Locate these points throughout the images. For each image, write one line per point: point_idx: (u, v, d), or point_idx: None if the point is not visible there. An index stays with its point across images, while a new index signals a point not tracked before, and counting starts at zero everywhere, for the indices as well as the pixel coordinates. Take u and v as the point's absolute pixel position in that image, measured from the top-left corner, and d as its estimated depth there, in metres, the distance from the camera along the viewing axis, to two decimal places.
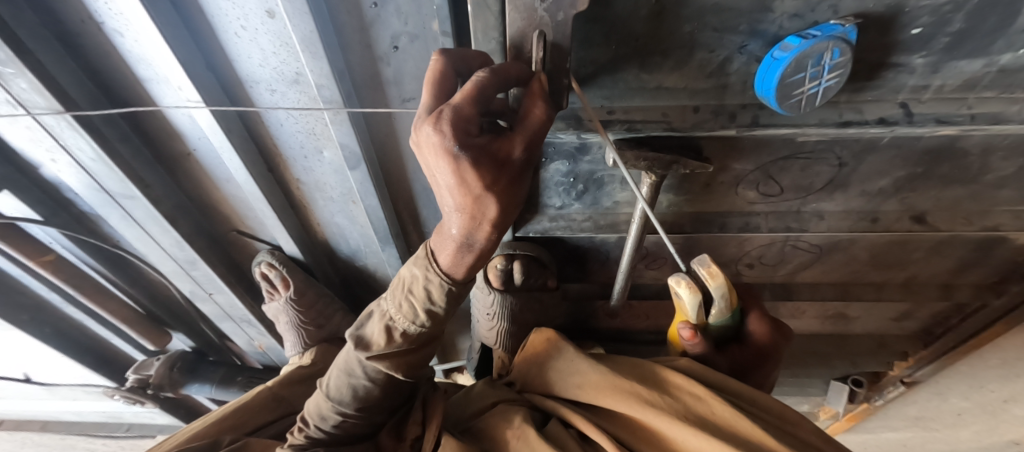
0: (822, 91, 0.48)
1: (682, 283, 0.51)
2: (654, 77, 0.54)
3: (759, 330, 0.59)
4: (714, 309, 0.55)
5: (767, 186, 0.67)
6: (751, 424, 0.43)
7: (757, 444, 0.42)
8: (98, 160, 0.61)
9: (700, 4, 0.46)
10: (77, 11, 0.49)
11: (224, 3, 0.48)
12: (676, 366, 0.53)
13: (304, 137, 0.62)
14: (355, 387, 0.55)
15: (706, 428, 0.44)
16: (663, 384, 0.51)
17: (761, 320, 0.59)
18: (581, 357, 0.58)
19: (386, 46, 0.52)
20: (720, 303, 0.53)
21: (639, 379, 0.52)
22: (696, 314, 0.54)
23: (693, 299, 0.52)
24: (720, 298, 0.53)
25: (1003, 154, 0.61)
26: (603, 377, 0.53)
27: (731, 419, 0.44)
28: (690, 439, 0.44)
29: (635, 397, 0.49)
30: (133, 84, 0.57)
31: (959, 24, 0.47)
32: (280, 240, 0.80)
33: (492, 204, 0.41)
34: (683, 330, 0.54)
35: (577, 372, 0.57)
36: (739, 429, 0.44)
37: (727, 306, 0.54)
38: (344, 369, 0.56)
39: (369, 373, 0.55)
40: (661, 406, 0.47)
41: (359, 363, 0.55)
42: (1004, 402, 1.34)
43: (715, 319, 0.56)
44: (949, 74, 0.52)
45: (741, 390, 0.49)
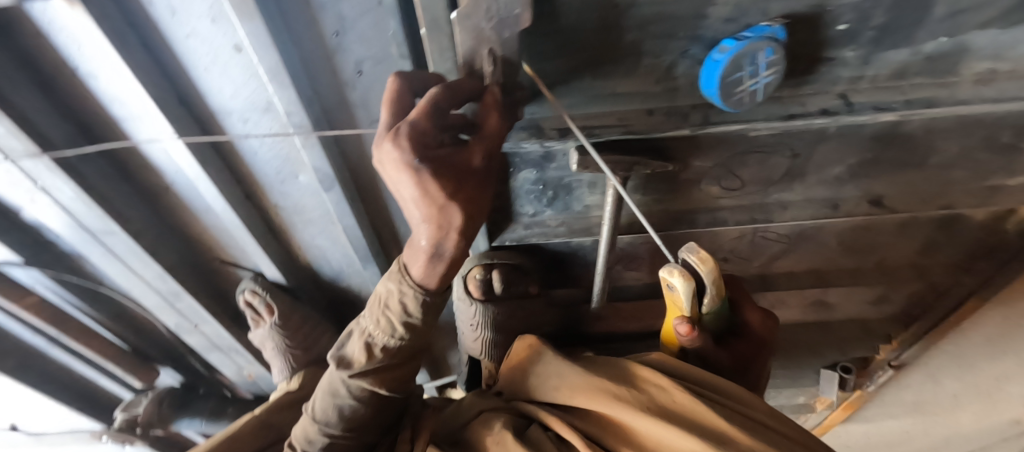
0: (762, 87, 0.51)
1: (675, 273, 0.49)
2: (607, 83, 0.57)
3: (755, 320, 0.62)
4: (704, 299, 0.53)
5: (729, 181, 0.69)
6: (710, 410, 0.45)
7: (715, 430, 0.43)
8: (78, 198, 0.63)
9: (639, 15, 0.49)
10: (52, 58, 0.51)
11: (193, 41, 0.50)
12: (647, 362, 0.54)
13: (279, 163, 0.64)
14: (341, 407, 0.54)
15: (669, 417, 0.45)
16: (634, 378, 0.52)
17: (755, 311, 0.63)
18: (560, 360, 0.60)
19: (350, 71, 0.55)
20: (712, 292, 0.51)
21: (613, 376, 0.53)
22: (692, 305, 0.51)
23: (689, 289, 0.49)
24: (713, 287, 0.50)
25: (946, 135, 0.64)
26: (579, 376, 0.55)
27: (692, 407, 0.46)
28: (652, 429, 0.46)
29: (604, 392, 0.51)
30: (109, 123, 0.59)
31: (881, 18, 0.51)
32: (263, 266, 0.81)
33: (457, 212, 0.43)
34: (678, 326, 0.52)
35: (555, 375, 0.59)
36: (698, 416, 0.45)
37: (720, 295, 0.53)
38: (328, 390, 0.55)
39: (354, 392, 0.54)
40: (628, 398, 0.49)
41: (343, 383, 0.55)
42: (997, 380, 1.33)
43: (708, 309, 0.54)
44: (880, 64, 0.56)
45: (706, 378, 0.51)
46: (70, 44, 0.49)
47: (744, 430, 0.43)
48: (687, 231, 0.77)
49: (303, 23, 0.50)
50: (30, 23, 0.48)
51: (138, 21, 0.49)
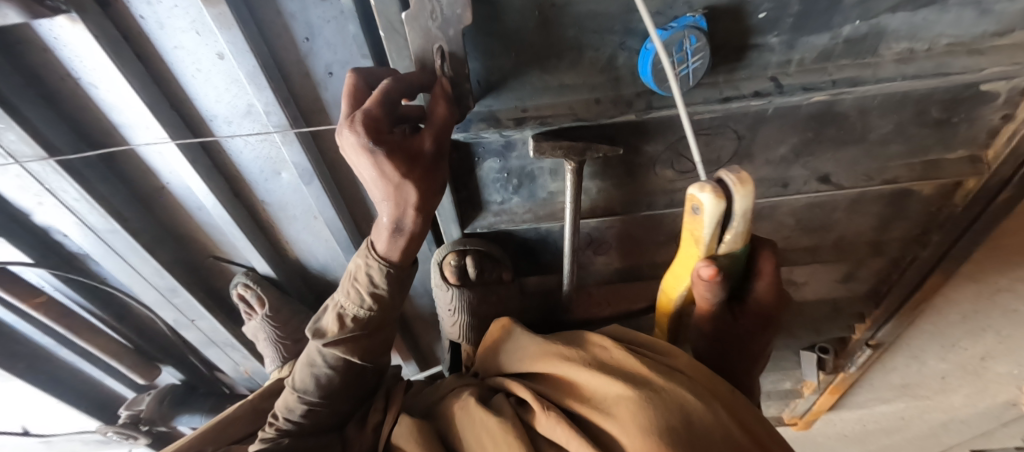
0: (692, 72, 0.56)
1: (703, 192, 0.37)
2: (555, 76, 0.62)
3: (762, 292, 0.54)
4: (729, 235, 0.41)
5: (681, 164, 0.74)
6: (635, 359, 0.49)
7: (636, 373, 0.48)
8: (81, 199, 0.69)
9: (575, 13, 0.55)
10: (56, 71, 0.58)
11: (181, 51, 0.57)
12: (601, 332, 0.59)
13: (262, 162, 0.70)
14: (318, 375, 0.61)
15: (599, 365, 0.50)
16: (580, 339, 0.57)
17: (769, 282, 0.53)
18: (523, 335, 0.65)
19: (322, 73, 0.61)
20: (741, 227, 0.40)
21: (565, 341, 0.58)
22: (710, 238, 0.40)
23: (715, 214, 0.38)
24: (740, 219, 0.39)
25: (878, 113, 0.69)
26: (537, 344, 0.60)
27: (622, 358, 0.50)
28: (588, 379, 0.49)
29: (551, 351, 0.56)
30: (108, 129, 0.65)
31: (796, 6, 0.56)
32: (253, 261, 0.87)
33: (411, 190, 0.50)
34: (700, 268, 0.43)
35: (521, 347, 0.63)
36: (625, 363, 0.49)
37: (744, 234, 0.41)
38: (307, 360, 0.62)
39: (329, 361, 0.61)
40: (569, 353, 0.54)
41: (319, 353, 0.62)
42: (983, 360, 1.33)
43: (725, 250, 0.43)
44: (804, 48, 0.61)
45: (647, 341, 0.54)
46: (72, 57, 0.56)
47: (663, 374, 0.47)
48: (648, 214, 0.82)
49: (276, 31, 0.56)
50: (38, 40, 0.54)
51: (131, 34, 0.55)
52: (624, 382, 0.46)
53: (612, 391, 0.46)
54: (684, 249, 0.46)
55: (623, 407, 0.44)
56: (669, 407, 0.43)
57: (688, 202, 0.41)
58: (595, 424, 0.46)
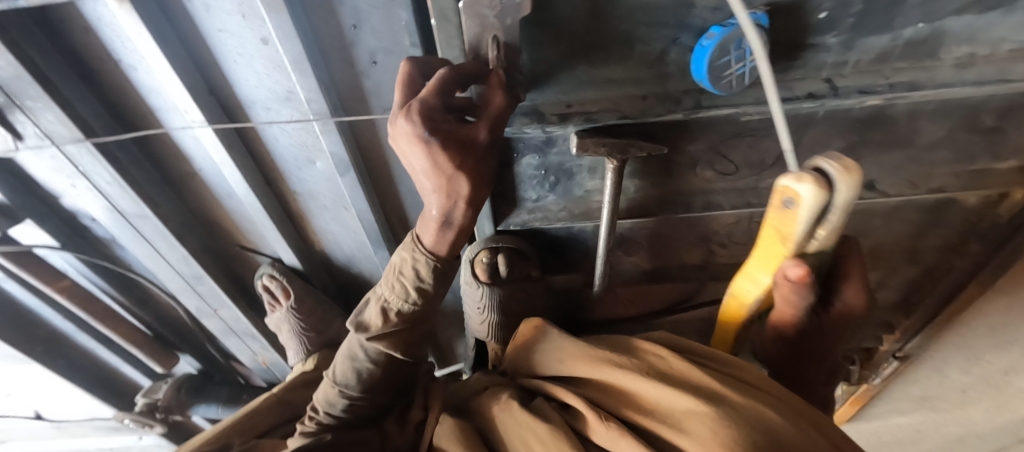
0: (749, 71, 0.55)
1: (803, 184, 0.37)
2: (602, 71, 0.61)
3: (853, 299, 0.53)
4: (822, 230, 0.41)
5: (722, 165, 0.72)
6: (703, 374, 0.47)
7: (707, 388, 0.45)
8: (113, 183, 0.68)
9: (631, 5, 0.53)
10: (98, 52, 0.57)
11: (225, 35, 0.55)
12: (653, 339, 0.57)
13: (297, 150, 0.69)
14: (360, 369, 0.61)
15: (663, 378, 0.48)
16: (635, 349, 0.55)
17: (860, 290, 0.53)
18: (566, 338, 0.63)
19: (365, 61, 0.59)
20: (837, 222, 0.39)
21: (613, 348, 0.56)
22: (803, 232, 0.40)
23: (814, 207, 0.37)
24: (840, 212, 0.38)
25: (931, 118, 0.67)
26: (582, 349, 0.58)
27: (688, 372, 0.48)
28: (651, 390, 0.47)
29: (606, 361, 0.54)
30: (145, 113, 0.64)
31: (859, 5, 0.54)
32: (279, 251, 0.86)
33: (464, 182, 0.48)
34: (789, 266, 0.44)
35: (559, 349, 0.62)
36: (692, 378, 0.47)
37: (838, 230, 0.41)
38: (348, 354, 0.62)
39: (371, 355, 0.61)
40: (629, 365, 0.52)
41: (361, 347, 0.61)
42: None
43: (816, 246, 0.43)
44: (862, 49, 0.59)
45: (708, 352, 0.53)
46: (115, 38, 0.55)
47: (736, 389, 0.44)
48: (684, 216, 0.80)
49: (322, 17, 0.54)
50: (81, 19, 0.53)
51: (175, 15, 0.54)
52: (696, 397, 0.43)
53: (683, 405, 0.44)
54: (765, 245, 0.46)
55: (700, 422, 0.41)
56: (750, 422, 0.40)
57: (779, 196, 0.40)
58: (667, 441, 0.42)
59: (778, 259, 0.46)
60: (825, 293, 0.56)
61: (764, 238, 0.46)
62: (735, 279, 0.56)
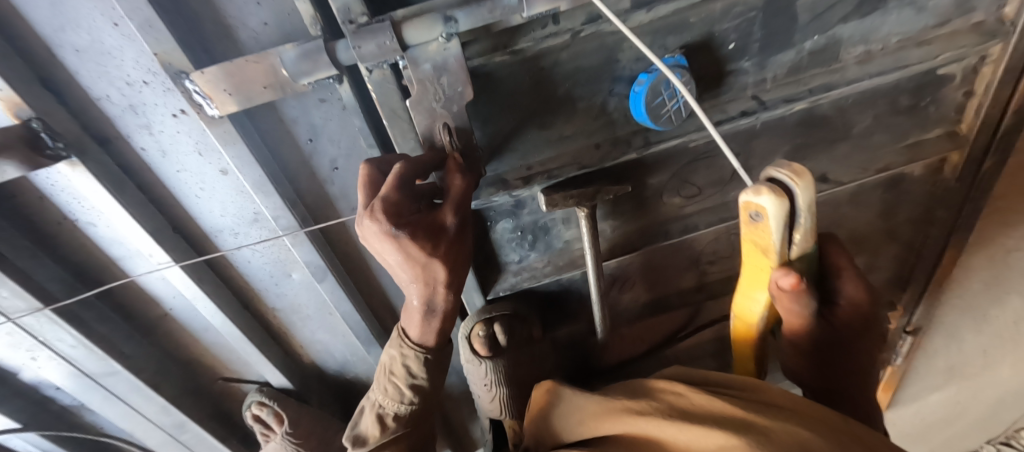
0: (683, 105, 0.59)
1: (764, 196, 0.38)
2: (554, 130, 0.64)
3: (854, 292, 0.53)
4: (796, 234, 0.41)
5: (686, 189, 0.75)
6: (722, 403, 0.46)
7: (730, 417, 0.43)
8: (78, 345, 0.64)
9: (563, 70, 0.58)
10: (52, 217, 0.56)
11: (184, 173, 0.56)
12: (668, 376, 0.57)
13: (272, 266, 0.68)
14: None
15: (686, 416, 0.46)
16: (651, 392, 0.54)
17: (857, 282, 0.52)
18: (581, 396, 0.61)
19: (326, 169, 0.60)
20: (807, 223, 0.40)
21: (630, 395, 0.55)
22: (780, 242, 0.40)
23: (780, 217, 0.38)
24: (806, 214, 0.39)
25: (855, 109, 0.73)
26: (600, 405, 0.56)
27: (708, 405, 0.47)
28: (677, 434, 0.45)
29: (627, 412, 0.51)
30: (107, 265, 0.63)
31: (758, 32, 0.61)
32: (267, 374, 0.81)
33: (440, 267, 0.48)
34: (779, 279, 0.43)
35: (577, 410, 0.60)
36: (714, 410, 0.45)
37: (812, 232, 0.41)
38: None
39: None
40: (649, 409, 0.50)
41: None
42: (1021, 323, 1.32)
43: (797, 251, 0.43)
44: (775, 66, 0.65)
45: (724, 379, 0.53)
46: (72, 200, 0.55)
47: (761, 415, 0.43)
48: (667, 245, 0.82)
49: (279, 137, 0.56)
50: (34, 190, 0.53)
51: (131, 167, 0.55)
52: (720, 430, 0.41)
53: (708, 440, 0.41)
54: (750, 260, 0.47)
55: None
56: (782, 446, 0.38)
57: (746, 211, 0.41)
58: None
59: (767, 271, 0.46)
60: (825, 293, 0.55)
61: (746, 252, 0.47)
62: (733, 297, 0.56)
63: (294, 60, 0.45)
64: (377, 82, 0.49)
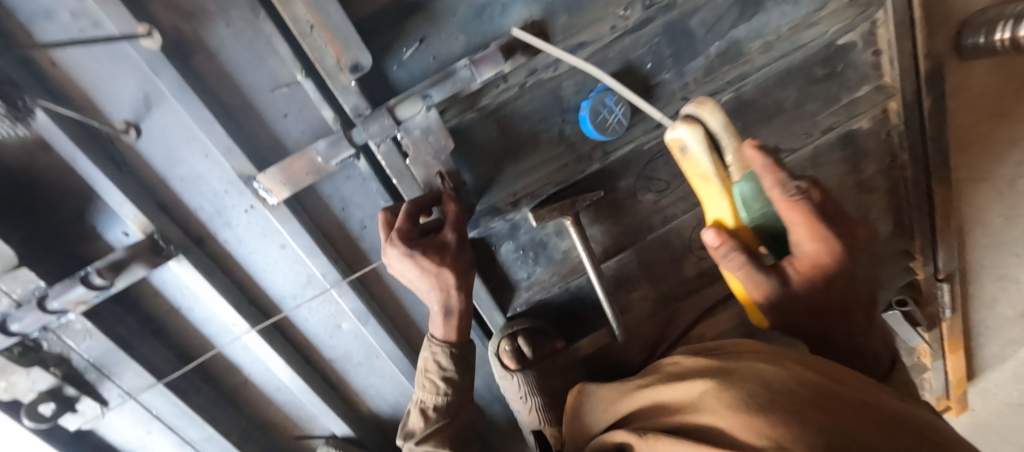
0: (621, 116, 0.75)
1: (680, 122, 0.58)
2: (527, 161, 0.80)
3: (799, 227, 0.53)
4: (728, 154, 0.58)
5: (654, 185, 0.88)
6: (708, 358, 0.47)
7: (708, 364, 0.45)
8: (181, 412, 0.78)
9: (521, 114, 0.75)
10: (164, 306, 0.74)
11: (255, 254, 0.74)
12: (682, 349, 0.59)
13: (324, 321, 0.82)
14: None
15: (675, 375, 0.49)
16: (659, 366, 0.56)
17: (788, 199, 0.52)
18: (604, 388, 0.65)
19: (357, 228, 0.76)
20: (729, 142, 0.58)
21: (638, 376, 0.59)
22: (711, 160, 0.58)
23: (694, 138, 0.57)
24: (722, 132, 0.57)
25: (775, 87, 0.87)
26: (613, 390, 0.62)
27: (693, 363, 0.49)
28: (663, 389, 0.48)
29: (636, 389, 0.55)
30: (202, 339, 0.78)
31: (667, 50, 0.78)
32: (331, 425, 0.91)
33: (449, 273, 0.61)
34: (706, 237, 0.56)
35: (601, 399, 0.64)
36: (697, 363, 0.48)
37: (738, 147, 0.57)
38: None
39: None
40: (686, 381, 0.44)
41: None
42: None
43: (733, 167, 0.58)
44: (692, 72, 0.81)
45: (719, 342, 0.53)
46: (178, 292, 0.73)
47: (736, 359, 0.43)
48: (654, 238, 0.92)
49: (320, 211, 0.73)
50: (151, 286, 0.72)
51: (218, 256, 0.73)
52: (738, 388, 0.38)
53: (720, 395, 0.38)
54: (704, 193, 0.63)
55: (698, 393, 0.40)
56: (740, 378, 0.39)
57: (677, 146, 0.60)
58: (673, 425, 0.41)
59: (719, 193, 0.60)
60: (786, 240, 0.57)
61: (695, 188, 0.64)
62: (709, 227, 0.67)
63: (325, 148, 0.64)
64: (384, 152, 0.67)
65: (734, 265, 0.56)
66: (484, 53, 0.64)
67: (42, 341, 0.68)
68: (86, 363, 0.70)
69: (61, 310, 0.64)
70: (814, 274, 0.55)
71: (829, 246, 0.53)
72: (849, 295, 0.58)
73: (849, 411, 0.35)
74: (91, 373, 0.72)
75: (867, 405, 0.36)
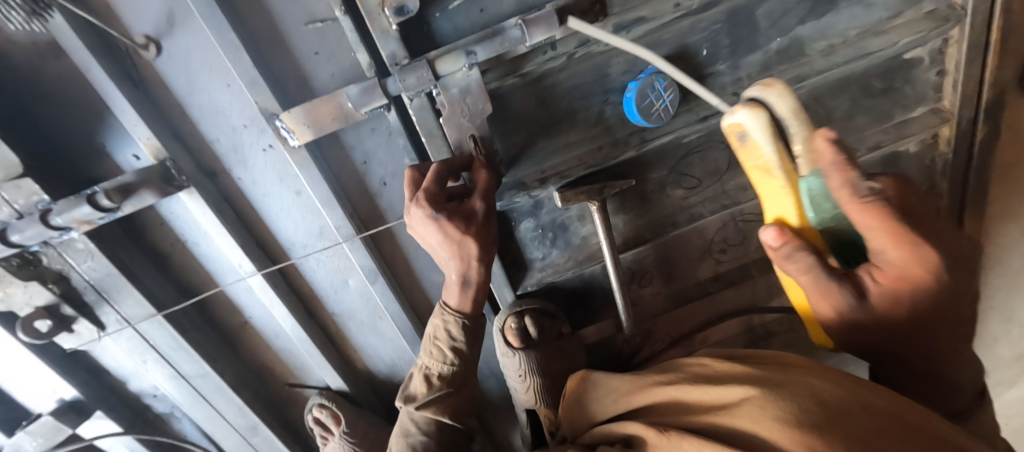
0: (669, 103, 0.70)
1: (740, 107, 0.53)
2: (561, 138, 0.76)
3: (881, 242, 0.47)
4: (796, 144, 0.52)
5: (687, 181, 0.84)
6: (742, 367, 0.48)
7: (744, 373, 0.46)
8: (178, 347, 0.76)
9: (562, 87, 0.71)
10: (170, 238, 0.71)
11: (269, 197, 0.71)
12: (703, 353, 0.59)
13: (332, 274, 0.80)
14: (413, 443, 0.65)
15: (704, 379, 0.50)
16: (680, 366, 0.57)
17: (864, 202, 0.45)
18: (612, 379, 0.65)
19: (376, 184, 0.73)
20: (799, 130, 0.51)
21: (657, 370, 0.59)
22: (773, 150, 0.53)
23: (756, 125, 0.52)
24: (791, 121, 0.51)
25: (829, 95, 0.82)
26: (629, 382, 0.61)
27: (729, 370, 0.49)
28: (696, 391, 0.48)
29: (656, 384, 0.56)
30: (205, 277, 0.76)
31: (726, 39, 0.73)
32: (327, 378, 0.90)
33: (472, 243, 0.58)
34: (764, 232, 0.52)
35: (612, 390, 0.63)
36: (730, 370, 0.48)
37: (808, 137, 0.51)
38: (401, 431, 0.67)
39: (421, 427, 0.66)
40: (727, 386, 0.44)
41: (412, 421, 0.66)
42: None
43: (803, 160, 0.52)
44: (748, 66, 0.76)
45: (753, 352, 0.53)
46: (186, 224, 0.70)
47: (783, 372, 0.43)
48: (677, 235, 0.89)
49: (341, 161, 0.70)
50: (158, 215, 0.69)
51: (231, 195, 0.70)
52: (790, 402, 0.37)
53: (768, 404, 0.38)
54: (766, 186, 0.58)
55: (743, 400, 0.40)
56: (791, 391, 0.39)
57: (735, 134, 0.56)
58: (705, 425, 0.42)
59: (780, 188, 0.55)
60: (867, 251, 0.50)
61: (758, 180, 0.59)
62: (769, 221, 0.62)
63: (357, 95, 0.60)
64: (416, 108, 0.64)
65: (796, 269, 0.51)
66: (538, 14, 0.59)
67: (42, 255, 0.65)
68: (86, 283, 0.68)
69: (64, 227, 0.61)
70: (899, 288, 0.49)
71: (918, 254, 0.46)
72: (942, 316, 0.50)
73: (913, 440, 0.34)
74: (90, 295, 0.69)
75: (920, 426, 0.35)
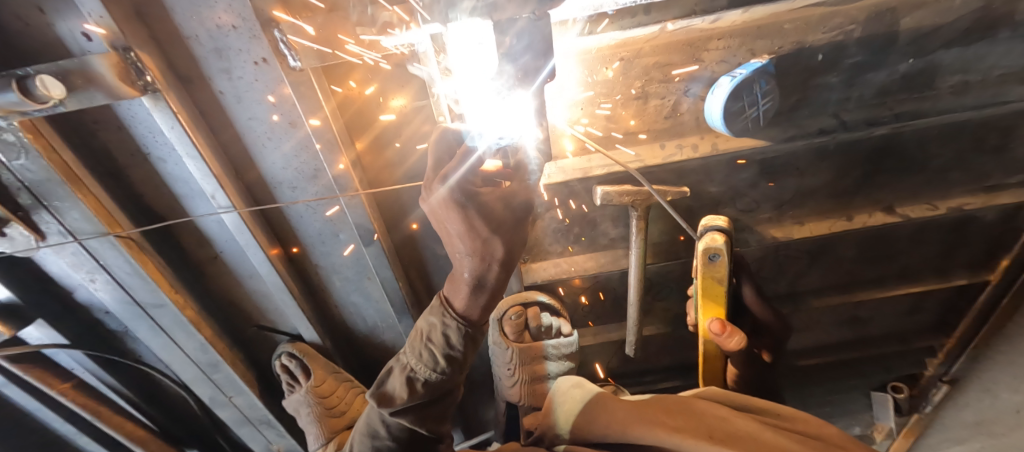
0: (762, 113, 0.58)
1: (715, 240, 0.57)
2: (620, 125, 0.63)
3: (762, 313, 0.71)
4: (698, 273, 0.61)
5: (743, 202, 0.73)
6: (779, 438, 0.43)
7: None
8: (133, 272, 0.66)
9: (642, 65, 0.57)
10: (131, 148, 0.59)
11: (256, 122, 0.57)
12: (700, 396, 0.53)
13: (322, 224, 0.69)
14: (379, 447, 0.61)
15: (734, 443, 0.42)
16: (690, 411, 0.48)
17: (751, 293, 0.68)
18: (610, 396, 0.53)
19: (389, 135, 0.61)
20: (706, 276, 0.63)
21: (665, 408, 0.49)
22: (714, 278, 0.59)
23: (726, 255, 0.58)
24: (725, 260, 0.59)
25: (936, 142, 0.69)
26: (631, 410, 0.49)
27: (755, 433, 0.44)
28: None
29: (663, 425, 0.46)
30: (174, 201, 0.65)
31: (855, 48, 0.58)
32: (300, 328, 0.83)
33: (498, 245, 0.51)
34: (712, 324, 0.60)
35: (604, 409, 0.52)
36: (765, 442, 0.42)
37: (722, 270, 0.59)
38: (368, 432, 0.62)
39: (392, 432, 0.61)
40: None
41: (382, 423, 0.61)
42: None
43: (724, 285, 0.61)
44: (863, 85, 0.62)
45: (764, 406, 0.49)
46: (150, 134, 0.57)
47: None
48: None
49: (351, 98, 0.57)
50: (116, 118, 0.55)
51: (208, 111, 0.57)
52: None
53: None
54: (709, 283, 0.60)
55: None
56: None
57: (704, 254, 0.58)
58: None
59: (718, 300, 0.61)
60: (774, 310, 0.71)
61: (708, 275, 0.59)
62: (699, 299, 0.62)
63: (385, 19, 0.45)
64: None
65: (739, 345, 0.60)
66: None
67: None
68: (19, 184, 0.55)
69: None
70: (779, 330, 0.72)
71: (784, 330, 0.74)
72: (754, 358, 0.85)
73: None
74: (24, 197, 0.56)
75: None
